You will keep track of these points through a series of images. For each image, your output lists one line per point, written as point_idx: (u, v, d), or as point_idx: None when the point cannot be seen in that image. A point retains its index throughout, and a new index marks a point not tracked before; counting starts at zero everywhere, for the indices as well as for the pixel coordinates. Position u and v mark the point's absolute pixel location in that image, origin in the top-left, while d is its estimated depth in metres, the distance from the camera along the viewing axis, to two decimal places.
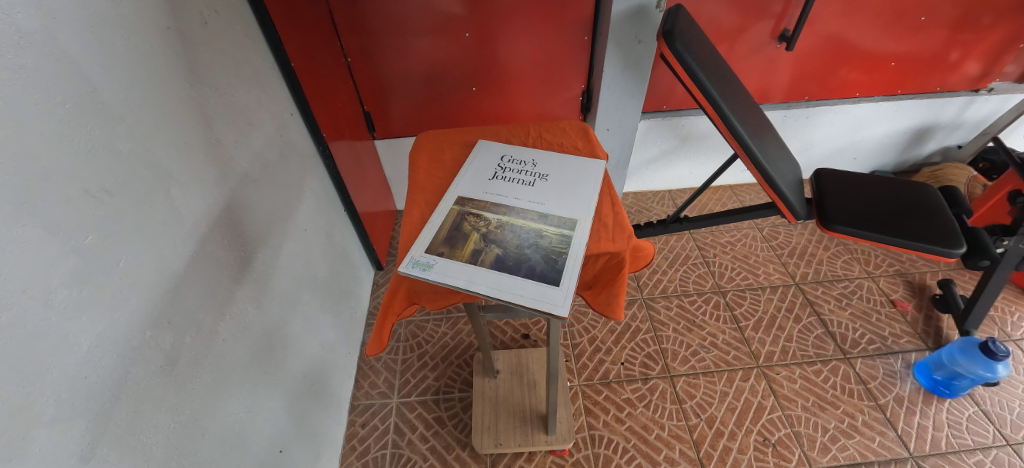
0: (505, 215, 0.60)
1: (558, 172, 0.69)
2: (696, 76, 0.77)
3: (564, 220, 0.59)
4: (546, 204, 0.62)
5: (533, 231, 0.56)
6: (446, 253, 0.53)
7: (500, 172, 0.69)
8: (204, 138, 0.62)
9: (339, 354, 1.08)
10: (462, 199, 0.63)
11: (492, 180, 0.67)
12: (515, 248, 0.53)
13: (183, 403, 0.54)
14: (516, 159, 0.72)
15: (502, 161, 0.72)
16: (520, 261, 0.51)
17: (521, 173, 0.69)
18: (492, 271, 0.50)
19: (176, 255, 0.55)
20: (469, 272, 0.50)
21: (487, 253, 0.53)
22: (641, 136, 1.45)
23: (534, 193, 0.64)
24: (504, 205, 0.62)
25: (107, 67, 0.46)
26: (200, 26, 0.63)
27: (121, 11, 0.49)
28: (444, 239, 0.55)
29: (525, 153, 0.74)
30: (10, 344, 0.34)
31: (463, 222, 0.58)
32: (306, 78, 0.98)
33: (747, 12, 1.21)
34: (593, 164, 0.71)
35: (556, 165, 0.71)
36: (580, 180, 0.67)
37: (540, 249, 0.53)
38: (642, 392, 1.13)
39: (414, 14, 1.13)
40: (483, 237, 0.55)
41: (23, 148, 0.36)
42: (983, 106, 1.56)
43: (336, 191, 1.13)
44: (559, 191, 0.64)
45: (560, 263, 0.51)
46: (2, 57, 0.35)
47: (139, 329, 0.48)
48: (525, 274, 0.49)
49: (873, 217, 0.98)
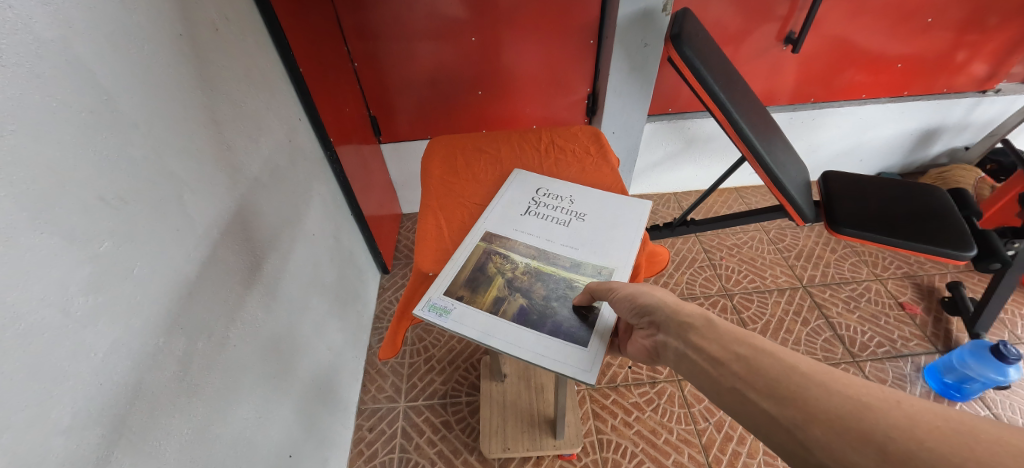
0: (534, 259, 0.57)
1: (596, 213, 0.64)
2: (705, 80, 0.77)
3: (598, 268, 0.56)
4: (582, 251, 0.58)
5: (563, 282, 0.54)
6: (466, 298, 0.52)
7: (533, 206, 0.66)
8: (215, 144, 0.62)
9: (348, 358, 1.08)
10: (490, 235, 0.61)
11: (524, 215, 0.65)
12: (542, 299, 0.52)
13: (196, 409, 0.54)
14: (553, 194, 0.68)
15: (537, 194, 0.68)
16: (545, 314, 0.50)
17: (557, 210, 0.65)
18: (516, 325, 0.49)
19: (189, 262, 0.55)
20: (490, 324, 0.49)
21: (511, 303, 0.51)
22: (646, 139, 1.45)
23: (568, 236, 0.61)
24: (535, 247, 0.59)
25: (121, 75, 0.47)
26: (211, 32, 0.64)
27: (134, 19, 0.49)
28: (465, 281, 0.54)
29: (564, 187, 0.70)
30: (24, 351, 0.34)
31: (488, 262, 0.57)
32: (314, 83, 0.98)
33: (752, 14, 1.21)
34: (636, 206, 0.65)
35: (593, 204, 0.66)
36: (620, 223, 0.62)
37: (567, 304, 0.51)
38: (651, 396, 1.12)
39: (420, 19, 1.14)
40: (508, 283, 0.54)
41: (34, 155, 0.36)
42: (989, 107, 1.55)
43: (343, 196, 1.13)
44: (596, 235, 0.60)
45: (589, 322, 0.49)
46: (14, 66, 0.35)
47: (154, 336, 0.48)
48: (548, 331, 0.48)
49: (882, 219, 0.97)
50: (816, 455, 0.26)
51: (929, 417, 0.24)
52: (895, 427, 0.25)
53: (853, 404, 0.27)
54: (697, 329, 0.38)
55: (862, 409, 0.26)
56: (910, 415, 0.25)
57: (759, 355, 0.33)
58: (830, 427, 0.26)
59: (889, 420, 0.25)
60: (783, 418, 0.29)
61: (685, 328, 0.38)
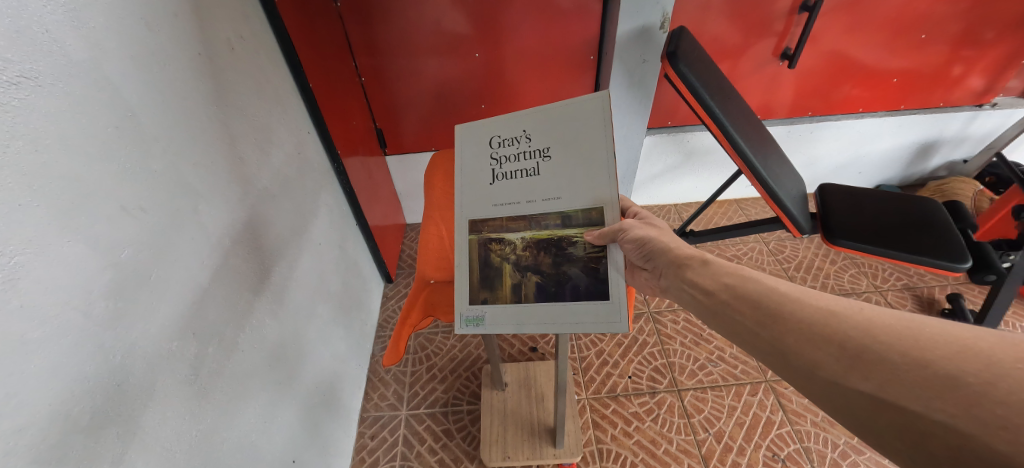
0: (526, 230, 0.57)
1: (558, 141, 0.56)
2: (700, 96, 0.80)
3: (587, 212, 0.54)
4: (564, 199, 0.55)
5: (562, 242, 0.56)
6: (490, 298, 0.58)
7: (498, 168, 0.60)
8: (229, 157, 0.65)
9: (350, 365, 1.09)
10: (476, 222, 0.60)
11: (494, 183, 0.60)
12: (552, 268, 0.55)
13: (205, 412, 0.56)
14: (507, 138, 0.60)
15: (493, 148, 0.61)
16: (562, 281, 0.54)
17: (520, 158, 0.59)
18: (541, 304, 0.55)
19: (203, 269, 0.57)
20: (519, 314, 0.56)
21: (528, 285, 0.56)
22: (646, 152, 1.48)
23: (545, 186, 0.57)
24: (520, 215, 0.57)
25: (145, 93, 0.50)
26: (227, 51, 0.67)
27: (157, 40, 0.52)
28: (481, 282, 0.58)
29: (512, 121, 0.59)
30: (42, 352, 0.36)
31: (490, 254, 0.58)
32: (323, 97, 1.02)
33: (749, 31, 1.23)
34: (592, 106, 0.55)
35: (551, 131, 0.57)
36: (585, 140, 0.55)
37: (576, 263, 0.54)
38: (651, 406, 1.12)
39: (426, 35, 1.18)
40: (517, 266, 0.57)
41: (63, 168, 0.39)
42: (986, 121, 1.56)
43: (349, 205, 1.16)
44: (570, 171, 0.55)
45: (601, 272, 0.53)
46: (45, 86, 0.38)
47: (167, 340, 0.50)
48: (570, 297, 0.54)
49: (877, 231, 0.99)
50: (788, 354, 0.36)
51: (882, 317, 0.33)
52: (855, 327, 0.33)
53: (821, 314, 0.36)
54: (697, 269, 0.49)
55: (828, 316, 0.36)
56: (865, 317, 0.34)
57: (745, 283, 0.44)
58: (802, 332, 0.36)
59: (845, 320, 0.34)
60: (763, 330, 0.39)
61: (688, 269, 0.49)
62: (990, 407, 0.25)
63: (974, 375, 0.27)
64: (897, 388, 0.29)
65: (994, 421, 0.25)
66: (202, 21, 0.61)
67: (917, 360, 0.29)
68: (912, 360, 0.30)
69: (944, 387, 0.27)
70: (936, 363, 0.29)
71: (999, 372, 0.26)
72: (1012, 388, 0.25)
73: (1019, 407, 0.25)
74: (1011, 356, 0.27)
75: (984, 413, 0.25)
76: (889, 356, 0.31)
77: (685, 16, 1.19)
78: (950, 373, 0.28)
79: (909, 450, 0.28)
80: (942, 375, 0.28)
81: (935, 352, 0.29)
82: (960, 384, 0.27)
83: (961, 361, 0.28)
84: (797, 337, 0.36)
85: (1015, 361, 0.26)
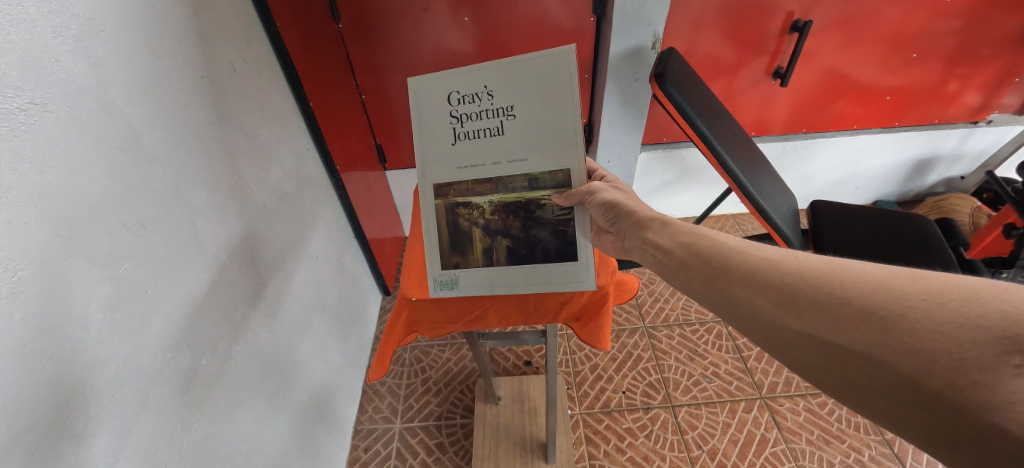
0: (494, 194, 0.54)
1: (523, 97, 0.50)
2: (687, 113, 0.82)
3: (554, 174, 0.51)
4: (531, 160, 0.51)
5: (531, 204, 0.54)
6: (462, 263, 0.57)
7: (459, 127, 0.52)
8: (228, 174, 0.68)
9: (345, 378, 1.10)
10: (441, 186, 0.54)
11: (457, 143, 0.53)
12: (522, 232, 0.55)
13: (197, 423, 0.57)
14: (467, 93, 0.51)
15: (452, 104, 0.52)
16: (532, 245, 0.55)
17: (482, 116, 0.52)
18: (512, 267, 0.56)
19: (199, 282, 0.59)
20: (493, 277, 0.56)
21: (499, 248, 0.56)
22: (642, 168, 1.50)
23: (510, 147, 0.51)
24: (487, 178, 0.53)
25: (149, 114, 0.52)
26: (229, 73, 0.70)
27: (162, 64, 0.55)
28: (451, 247, 0.56)
29: (471, 74, 0.51)
30: (37, 363, 0.38)
31: (458, 219, 0.55)
32: (322, 115, 1.05)
33: (741, 50, 1.26)
34: (559, 59, 0.49)
35: (516, 86, 0.50)
36: (553, 97, 0.49)
37: (546, 226, 0.54)
38: (644, 421, 1.12)
39: (425, 53, 1.21)
40: (487, 230, 0.55)
41: (65, 188, 0.41)
42: (983, 138, 1.57)
43: (347, 219, 1.19)
44: (536, 131, 0.50)
45: (569, 234, 0.54)
46: (54, 112, 0.40)
47: (162, 352, 0.52)
48: (541, 259, 0.55)
49: (866, 249, 1.00)
50: (735, 303, 0.38)
51: (814, 263, 0.35)
52: (791, 273, 0.36)
53: (762, 263, 0.38)
54: (656, 229, 0.50)
55: (768, 265, 0.38)
56: (798, 263, 0.36)
57: (699, 240, 0.45)
58: (747, 281, 0.38)
59: (784, 268, 0.36)
60: (713, 282, 0.41)
61: (648, 229, 0.50)
62: (898, 335, 0.28)
63: (886, 308, 0.29)
64: (825, 325, 0.32)
65: (900, 347, 0.28)
66: (205, 46, 0.64)
67: (841, 298, 0.32)
68: (836, 298, 0.32)
69: (864, 322, 0.30)
70: (857, 299, 0.31)
71: (907, 303, 0.29)
72: (918, 317, 0.28)
73: (920, 333, 0.27)
74: (918, 288, 0.29)
75: (893, 340, 0.28)
76: (818, 296, 0.33)
77: (677, 36, 1.22)
78: (867, 307, 0.30)
79: (833, 379, 0.31)
80: (861, 309, 0.30)
81: (855, 289, 0.31)
82: (876, 318, 0.29)
83: (877, 297, 0.30)
84: (741, 286, 0.38)
85: (921, 291, 0.29)
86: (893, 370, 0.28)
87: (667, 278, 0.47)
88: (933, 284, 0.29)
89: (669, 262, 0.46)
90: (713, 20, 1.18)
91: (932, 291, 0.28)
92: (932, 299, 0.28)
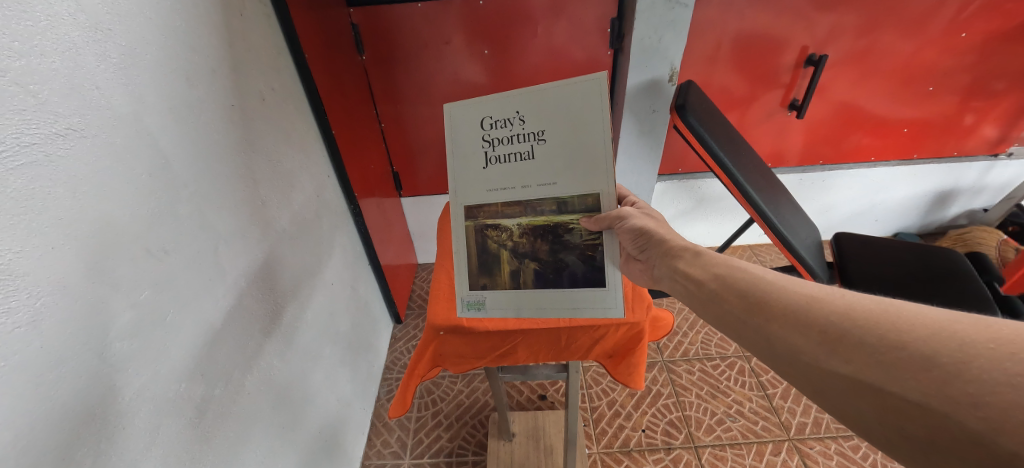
0: (522, 217, 0.53)
1: (554, 123, 0.49)
2: (710, 146, 0.82)
3: (583, 198, 0.50)
4: (560, 184, 0.50)
5: (559, 227, 0.52)
6: (489, 284, 0.56)
7: (490, 151, 0.52)
8: (252, 201, 0.68)
9: (354, 409, 1.06)
10: (471, 208, 0.54)
11: (488, 167, 0.53)
12: (549, 256, 0.54)
13: (204, 458, 0.54)
14: (500, 118, 0.51)
15: (484, 129, 0.52)
16: (559, 269, 0.53)
17: (513, 140, 0.51)
18: (540, 291, 0.54)
19: (216, 309, 0.58)
20: (519, 299, 0.55)
21: (525, 271, 0.55)
22: (657, 197, 1.50)
23: (540, 171, 0.51)
24: (516, 200, 0.52)
25: (180, 140, 0.52)
26: (258, 101, 0.72)
27: (196, 92, 0.56)
28: (479, 269, 0.56)
29: (504, 99, 0.51)
30: (47, 397, 0.36)
31: (486, 240, 0.54)
32: (344, 143, 1.07)
33: (756, 82, 1.28)
34: (590, 87, 0.48)
35: (547, 111, 0.49)
36: (583, 124, 0.48)
37: (574, 250, 0.53)
38: (665, 463, 1.06)
39: (444, 83, 1.25)
40: (514, 253, 0.55)
41: (96, 215, 0.41)
42: (1004, 171, 1.56)
43: (363, 245, 1.18)
44: (565, 156, 0.49)
45: (598, 261, 0.52)
46: (88, 139, 0.40)
47: (176, 381, 0.50)
48: (569, 283, 0.53)
49: (897, 283, 0.97)
50: (774, 341, 0.36)
51: (863, 302, 0.33)
52: (835, 312, 0.33)
53: (803, 299, 0.36)
54: (687, 260, 0.48)
55: (809, 301, 0.36)
56: (843, 302, 0.34)
57: (734, 272, 0.43)
58: (788, 318, 0.36)
59: (827, 305, 0.34)
60: (752, 320, 0.39)
61: (679, 260, 0.49)
62: (961, 386, 0.26)
63: (947, 356, 0.27)
64: (876, 371, 0.29)
65: (963, 399, 0.25)
66: (238, 77, 0.66)
67: (893, 342, 0.29)
68: (890, 342, 0.29)
69: (922, 369, 0.27)
70: (912, 344, 0.29)
71: (972, 353, 0.26)
72: (984, 368, 0.25)
73: (988, 385, 0.25)
74: (985, 336, 0.27)
75: (956, 392, 0.26)
76: (868, 340, 0.30)
77: (692, 69, 1.24)
78: (924, 354, 0.28)
79: (887, 430, 0.29)
80: (918, 356, 0.28)
81: (911, 334, 0.29)
82: (936, 366, 0.27)
83: (937, 344, 0.28)
84: (781, 323, 0.36)
85: (987, 339, 0.26)
86: (957, 424, 0.25)
87: (699, 311, 0.45)
88: (1001, 333, 0.26)
89: (701, 293, 0.45)
90: (727, 55, 1.21)
91: (1001, 341, 0.26)
92: (1001, 349, 0.26)
